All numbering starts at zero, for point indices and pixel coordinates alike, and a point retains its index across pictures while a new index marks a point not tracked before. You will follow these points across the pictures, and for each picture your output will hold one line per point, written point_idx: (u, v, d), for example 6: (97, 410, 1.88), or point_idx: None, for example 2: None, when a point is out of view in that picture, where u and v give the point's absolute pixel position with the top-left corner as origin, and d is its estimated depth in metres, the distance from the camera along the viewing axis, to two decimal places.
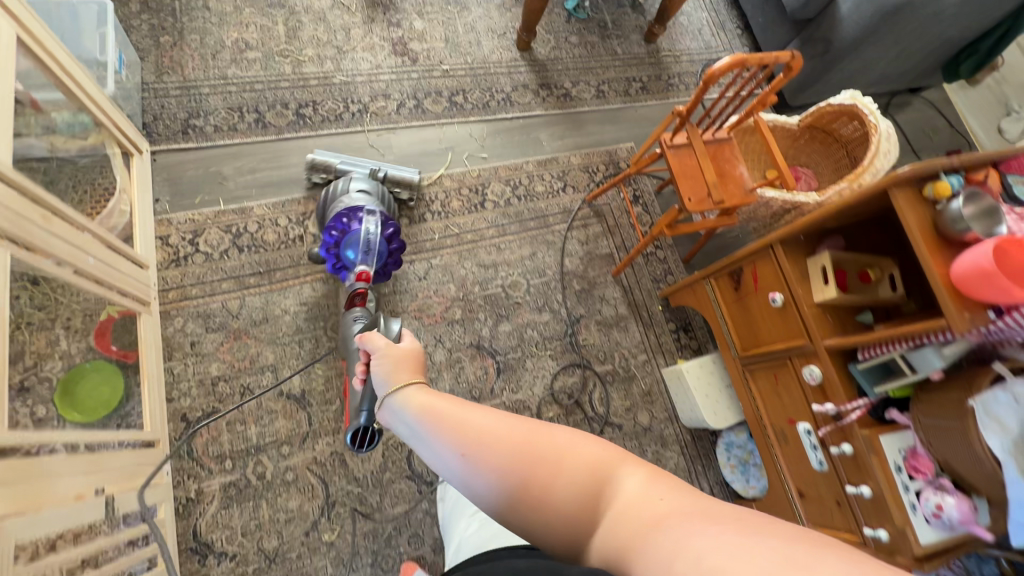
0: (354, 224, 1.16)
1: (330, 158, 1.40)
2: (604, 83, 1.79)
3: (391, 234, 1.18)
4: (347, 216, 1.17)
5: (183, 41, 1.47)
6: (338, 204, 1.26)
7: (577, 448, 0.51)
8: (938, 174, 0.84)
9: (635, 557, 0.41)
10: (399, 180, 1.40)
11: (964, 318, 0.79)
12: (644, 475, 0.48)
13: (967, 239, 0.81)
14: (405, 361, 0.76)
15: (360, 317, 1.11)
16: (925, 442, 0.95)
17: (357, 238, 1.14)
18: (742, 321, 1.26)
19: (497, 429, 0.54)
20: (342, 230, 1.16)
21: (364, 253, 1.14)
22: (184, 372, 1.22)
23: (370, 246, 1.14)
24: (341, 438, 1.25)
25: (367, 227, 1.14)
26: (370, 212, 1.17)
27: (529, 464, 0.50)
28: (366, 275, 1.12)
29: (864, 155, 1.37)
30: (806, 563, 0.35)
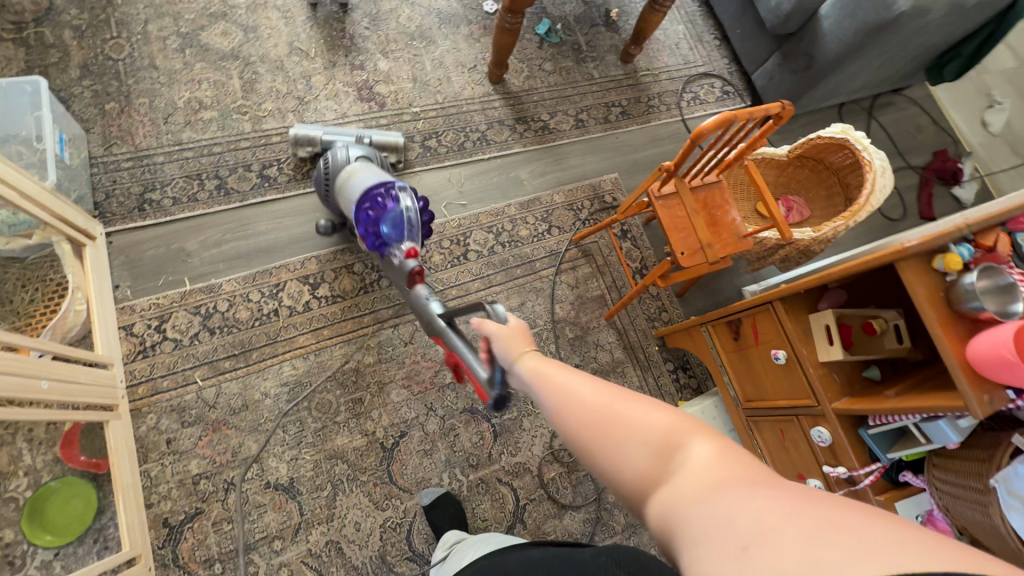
0: (389, 202, 1.10)
1: (313, 131, 1.38)
2: (582, 111, 1.71)
3: (424, 207, 1.14)
4: (380, 194, 1.11)
5: (131, 106, 1.37)
6: (353, 181, 1.17)
7: (649, 412, 0.51)
8: (947, 245, 0.79)
9: (697, 515, 0.43)
10: (384, 144, 1.41)
11: (984, 403, 0.74)
12: (717, 446, 0.47)
13: (981, 317, 0.76)
14: (515, 330, 0.68)
15: (426, 290, 0.99)
16: (942, 507, 0.92)
17: (397, 214, 1.08)
18: (743, 371, 1.22)
19: (578, 391, 0.56)
20: (378, 209, 1.09)
21: (406, 230, 1.08)
22: (162, 474, 1.14)
23: (411, 223, 1.10)
24: (336, 525, 1.19)
25: (405, 204, 1.10)
26: (402, 186, 1.13)
27: (603, 423, 0.52)
28: (416, 251, 1.03)
29: (858, 184, 1.32)
30: (860, 530, 0.37)
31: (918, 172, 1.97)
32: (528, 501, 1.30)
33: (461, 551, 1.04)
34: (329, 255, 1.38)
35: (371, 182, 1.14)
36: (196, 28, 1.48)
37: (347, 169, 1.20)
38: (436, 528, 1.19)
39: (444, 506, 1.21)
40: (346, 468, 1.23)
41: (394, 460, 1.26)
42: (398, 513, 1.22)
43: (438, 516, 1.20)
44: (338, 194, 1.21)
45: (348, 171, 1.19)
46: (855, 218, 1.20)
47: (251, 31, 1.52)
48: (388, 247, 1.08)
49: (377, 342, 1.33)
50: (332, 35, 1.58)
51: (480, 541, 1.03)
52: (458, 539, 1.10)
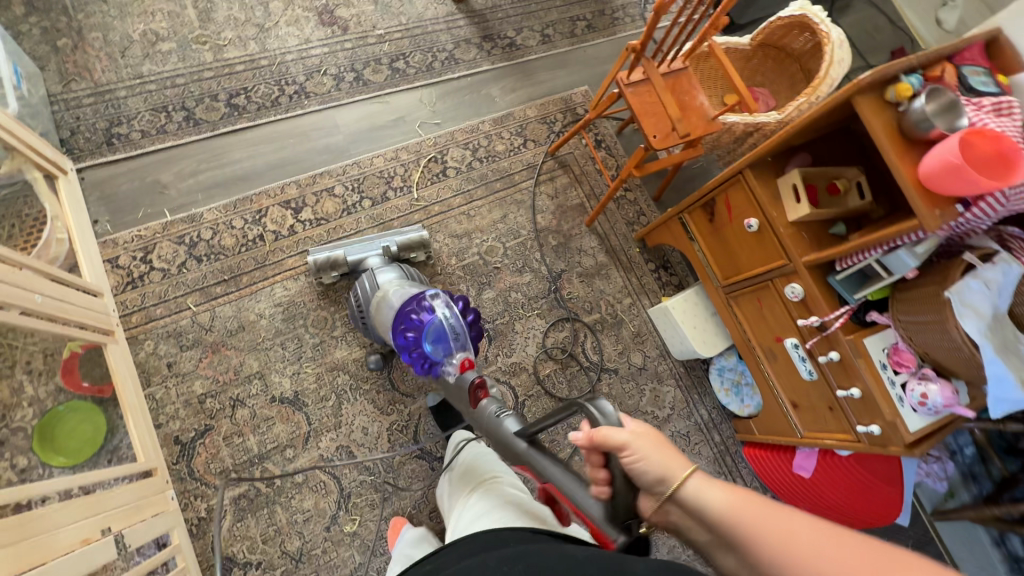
0: (424, 315, 0.99)
1: (332, 251, 1.27)
2: (548, 27, 1.71)
3: (462, 307, 1.05)
4: (411, 310, 1.00)
5: (84, 41, 1.33)
6: (390, 299, 1.11)
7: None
8: (898, 76, 0.84)
9: None
10: (409, 244, 1.33)
11: (936, 216, 0.81)
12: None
13: (932, 138, 0.82)
14: (651, 438, 0.62)
15: (492, 403, 1.00)
16: (906, 338, 1.00)
17: (438, 327, 0.99)
18: (720, 250, 1.28)
19: (829, 546, 0.48)
20: (416, 328, 0.99)
21: (453, 340, 0.99)
22: (167, 396, 1.17)
23: (456, 331, 1.00)
24: (345, 431, 1.23)
25: (441, 311, 1.00)
26: (433, 293, 1.03)
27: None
28: (471, 363, 1.00)
29: (818, 65, 1.37)
30: None
31: None
32: (526, 397, 1.36)
33: (460, 471, 1.04)
34: (308, 178, 1.37)
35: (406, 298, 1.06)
36: None
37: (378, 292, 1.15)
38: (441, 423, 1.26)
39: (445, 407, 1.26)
40: (348, 378, 1.27)
41: (394, 368, 1.30)
42: (402, 417, 1.27)
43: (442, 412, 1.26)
44: (374, 318, 1.15)
45: (383, 292, 1.14)
46: (817, 92, 1.24)
47: None
48: (438, 364, 1.00)
49: None
50: None
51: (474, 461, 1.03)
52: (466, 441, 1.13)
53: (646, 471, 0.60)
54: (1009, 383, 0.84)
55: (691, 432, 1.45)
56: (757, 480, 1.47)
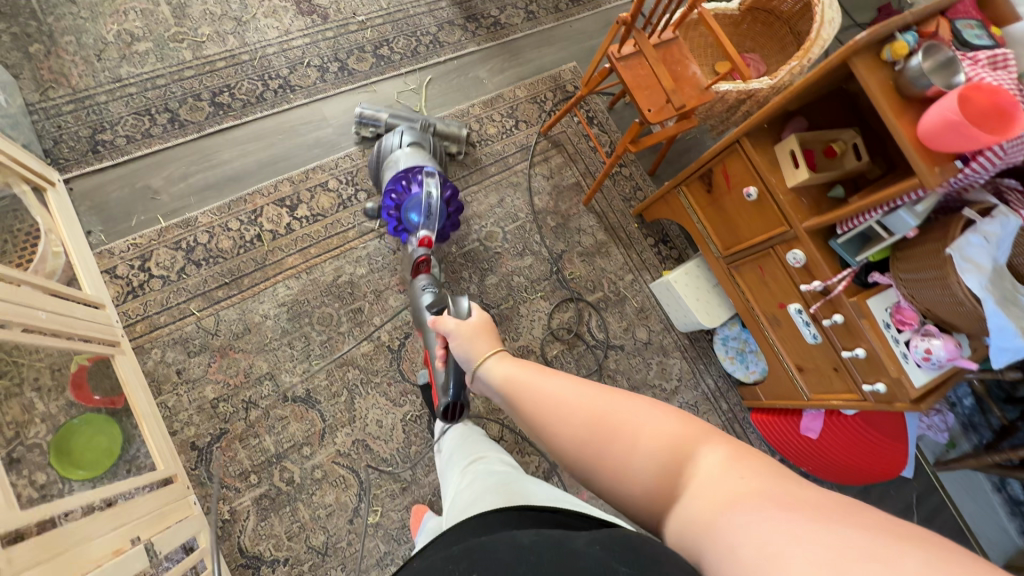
0: (413, 185, 1.19)
1: (378, 112, 1.40)
2: (531, 3, 1.67)
3: (449, 197, 1.20)
4: (405, 180, 1.20)
5: (57, 45, 1.29)
6: (394, 161, 1.25)
7: (652, 424, 0.51)
8: (893, 34, 0.83)
9: (707, 537, 0.42)
10: (446, 134, 1.42)
11: (936, 174, 0.81)
12: (723, 459, 0.46)
13: (929, 96, 0.82)
14: (482, 329, 0.78)
15: (427, 281, 1.12)
16: (908, 296, 1.01)
17: (415, 202, 1.16)
18: (719, 220, 1.28)
19: (577, 396, 0.56)
20: (402, 192, 1.19)
21: (424, 217, 1.15)
22: (180, 403, 1.17)
23: (431, 209, 1.15)
24: (359, 425, 1.24)
25: (428, 189, 1.14)
26: (430, 172, 1.17)
27: (598, 429, 0.53)
28: (428, 241, 1.14)
29: (807, 27, 1.36)
30: (884, 551, 0.33)
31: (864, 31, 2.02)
32: None
33: (449, 460, 1.07)
34: (301, 174, 1.35)
35: (408, 164, 1.23)
36: None
37: (394, 150, 1.27)
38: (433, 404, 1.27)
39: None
40: (358, 373, 1.27)
41: (404, 359, 1.31)
42: (415, 407, 1.28)
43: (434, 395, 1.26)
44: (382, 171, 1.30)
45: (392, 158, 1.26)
46: (809, 55, 1.23)
47: None
48: (409, 230, 1.19)
49: (365, 253, 1.35)
50: None
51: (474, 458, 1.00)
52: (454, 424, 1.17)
53: (461, 351, 0.77)
54: (1010, 333, 0.86)
55: (698, 403, 1.47)
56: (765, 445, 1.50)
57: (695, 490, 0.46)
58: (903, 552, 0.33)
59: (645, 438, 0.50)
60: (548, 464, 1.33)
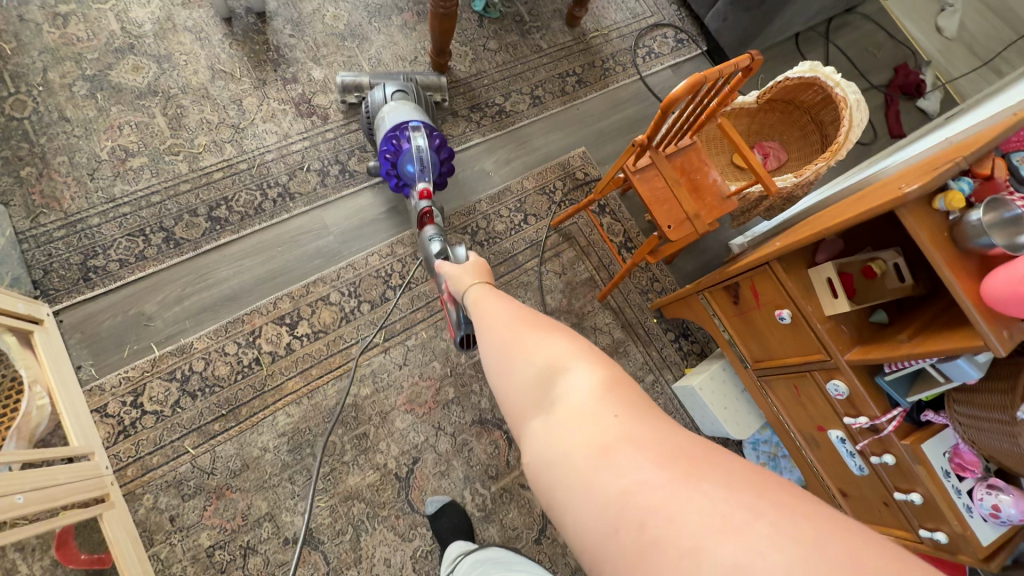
0: (403, 142, 1.15)
1: (359, 76, 1.43)
2: (537, 87, 1.62)
3: (438, 145, 1.18)
4: (395, 134, 1.16)
5: (49, 167, 1.25)
6: (384, 114, 1.22)
7: (546, 343, 0.50)
8: (946, 181, 0.76)
9: (575, 474, 0.41)
10: (428, 85, 1.47)
11: (1004, 338, 0.72)
12: (602, 381, 0.45)
13: (992, 253, 0.73)
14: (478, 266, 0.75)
15: (435, 231, 1.11)
16: (968, 441, 0.91)
17: (409, 158, 1.14)
18: (748, 332, 1.19)
19: (498, 315, 0.59)
20: (394, 151, 1.16)
21: (421, 172, 1.15)
22: (173, 554, 1.09)
23: (424, 161, 1.15)
24: (366, 566, 1.15)
25: (417, 142, 1.14)
26: (417, 126, 1.15)
27: (502, 340, 0.54)
28: (429, 192, 1.13)
29: (831, 120, 1.29)
30: (742, 522, 0.33)
31: (882, 91, 1.95)
32: None
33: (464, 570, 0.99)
34: (300, 289, 1.29)
35: (393, 117, 1.19)
36: (102, 68, 1.34)
37: (382, 106, 1.25)
38: (441, 537, 1.16)
39: (447, 516, 1.18)
40: (364, 507, 1.18)
41: (413, 488, 1.22)
42: (425, 541, 1.19)
43: (442, 528, 1.16)
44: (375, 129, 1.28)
45: (380, 112, 1.24)
46: (836, 158, 1.15)
47: (164, 61, 1.38)
48: (409, 186, 1.18)
49: (370, 371, 1.27)
50: (255, 50, 1.45)
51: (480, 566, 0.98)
52: (462, 551, 1.06)
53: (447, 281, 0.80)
54: None
55: None
56: None
57: (566, 412, 0.44)
58: (760, 521, 0.33)
59: (540, 356, 0.49)
60: None
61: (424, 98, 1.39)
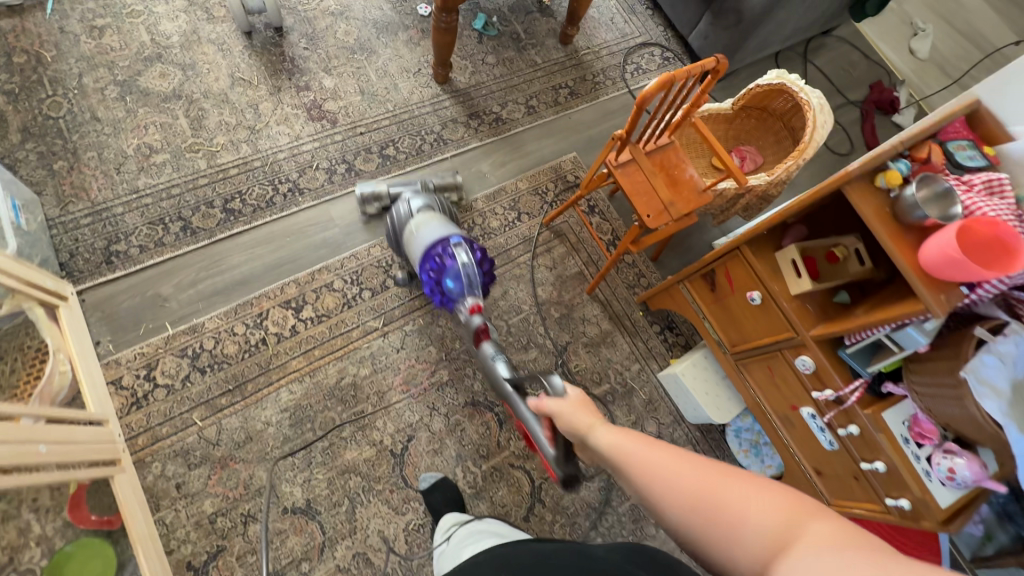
0: (446, 258, 1.13)
1: (377, 186, 1.44)
2: (531, 98, 1.74)
3: (481, 257, 1.17)
4: (437, 251, 1.14)
5: (80, 161, 1.36)
6: (416, 231, 1.18)
7: (754, 497, 0.52)
8: (886, 162, 0.84)
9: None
10: (445, 185, 1.49)
11: (941, 301, 0.79)
12: (836, 530, 0.48)
13: (927, 224, 0.82)
14: (578, 402, 0.75)
15: (492, 347, 1.13)
16: (925, 408, 0.97)
17: (456, 276, 1.12)
18: (725, 318, 1.27)
19: (675, 460, 0.58)
20: (437, 268, 1.13)
21: (468, 290, 1.14)
22: (177, 519, 1.14)
23: (471, 277, 1.14)
24: (361, 537, 1.20)
25: (462, 259, 1.13)
26: (458, 242, 1.15)
27: (700, 493, 0.54)
28: (480, 308, 1.14)
29: (801, 125, 1.39)
30: None
31: (859, 107, 2.07)
32: (543, 480, 1.34)
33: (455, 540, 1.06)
34: (306, 276, 1.38)
35: (430, 233, 1.16)
36: (132, 74, 1.46)
37: (410, 222, 1.21)
38: (435, 510, 1.22)
39: (440, 491, 1.24)
40: (360, 481, 1.24)
41: (407, 464, 1.28)
42: (418, 515, 1.24)
43: (435, 501, 1.22)
44: (404, 247, 1.24)
45: (410, 225, 1.20)
46: (804, 156, 1.25)
47: (189, 69, 1.51)
48: (453, 302, 1.16)
49: (369, 353, 1.35)
50: (272, 60, 1.58)
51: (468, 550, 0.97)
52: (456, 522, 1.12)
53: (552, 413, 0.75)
54: None
55: None
56: None
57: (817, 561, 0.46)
58: None
59: (761, 515, 0.51)
60: None
61: (444, 204, 1.34)
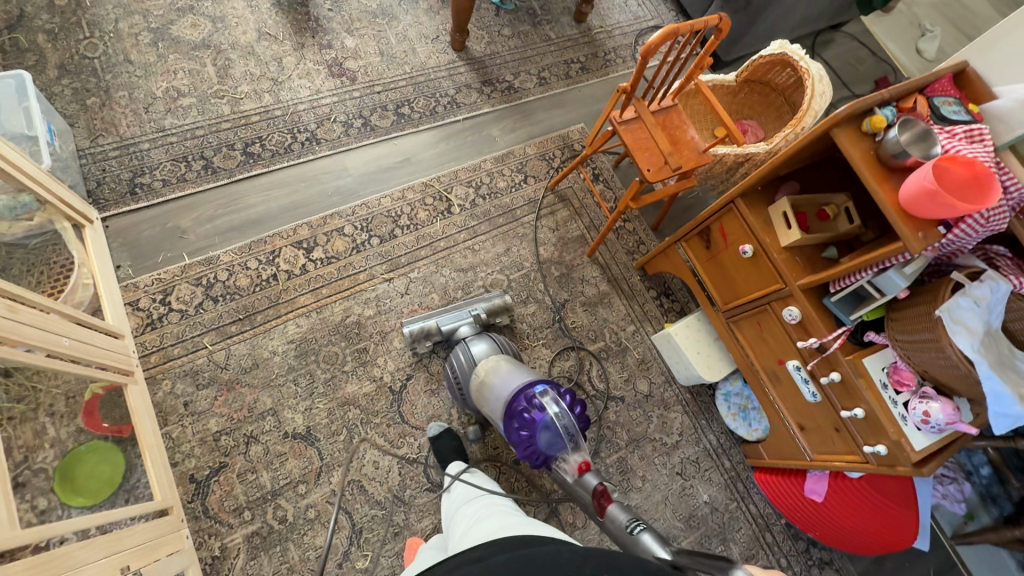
0: (534, 411, 0.99)
1: (426, 321, 1.35)
2: (544, 70, 1.80)
3: (571, 401, 1.02)
4: (523, 406, 1.01)
5: (111, 99, 1.43)
6: (500, 386, 1.11)
7: None
8: (872, 109, 0.90)
9: None
10: (494, 308, 1.40)
11: (919, 238, 0.84)
12: None
13: (909, 166, 0.87)
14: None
15: (621, 510, 0.80)
16: (904, 356, 1.02)
17: (548, 428, 0.97)
18: (719, 276, 1.32)
19: None
20: (527, 425, 0.99)
21: (567, 442, 0.96)
22: (183, 434, 1.20)
23: (568, 428, 0.97)
24: (356, 466, 1.25)
25: (551, 409, 0.98)
26: (544, 390, 1.01)
27: None
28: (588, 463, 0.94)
29: (801, 98, 1.44)
30: None
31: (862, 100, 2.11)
32: None
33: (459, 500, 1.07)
34: (319, 219, 1.44)
35: (513, 388, 1.06)
36: (165, 22, 1.54)
37: (478, 371, 1.19)
38: (442, 456, 1.27)
39: (447, 437, 1.29)
40: (359, 413, 1.29)
41: (404, 401, 1.33)
42: (413, 450, 1.29)
43: (443, 447, 1.27)
44: (480, 402, 1.18)
45: (481, 376, 1.18)
46: (802, 124, 1.30)
47: (219, 21, 1.58)
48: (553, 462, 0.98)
49: (374, 295, 1.40)
50: (298, 19, 1.65)
51: (467, 525, 0.95)
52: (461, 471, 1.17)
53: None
54: (1007, 399, 0.85)
55: (700, 459, 1.45)
56: (770, 507, 1.45)
57: None
58: None
59: None
60: (544, 512, 1.30)
61: (506, 342, 1.32)
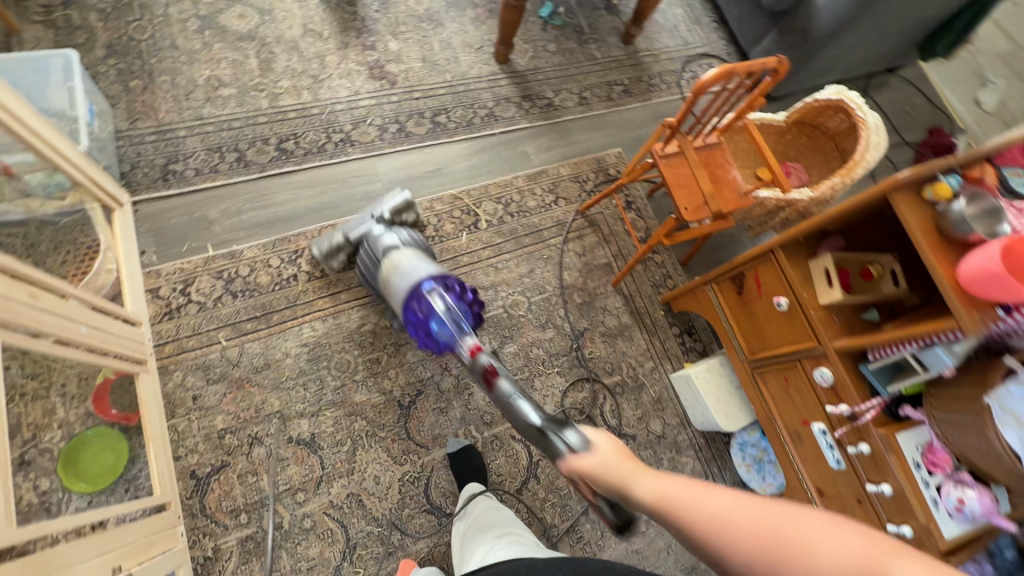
0: (423, 308, 1.02)
1: (331, 237, 1.32)
2: (585, 90, 1.77)
3: (459, 291, 1.04)
4: (412, 304, 1.03)
5: (153, 83, 1.43)
6: (392, 284, 1.10)
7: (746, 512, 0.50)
8: (937, 175, 0.85)
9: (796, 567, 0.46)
10: (398, 209, 1.36)
11: (974, 318, 0.79)
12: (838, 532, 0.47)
13: (971, 240, 0.82)
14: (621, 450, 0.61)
15: (509, 382, 0.85)
16: (942, 436, 0.95)
17: (436, 322, 0.99)
18: (748, 324, 1.27)
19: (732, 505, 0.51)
20: (418, 321, 1.02)
21: (458, 331, 0.99)
22: (189, 429, 1.19)
23: (457, 318, 1.00)
24: (356, 479, 1.23)
25: (438, 305, 1.00)
26: (430, 287, 1.02)
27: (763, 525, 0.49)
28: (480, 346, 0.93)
29: (853, 146, 1.38)
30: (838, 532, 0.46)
31: (913, 148, 2.03)
32: (539, 457, 1.35)
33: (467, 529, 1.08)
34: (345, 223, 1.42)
35: (401, 288, 1.06)
36: (214, 11, 1.54)
37: (376, 271, 1.18)
38: (459, 474, 1.25)
39: (467, 454, 1.27)
40: (365, 424, 1.27)
41: (411, 417, 1.30)
42: (415, 468, 1.27)
43: (464, 462, 1.25)
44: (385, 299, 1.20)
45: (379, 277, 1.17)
46: (851, 174, 1.24)
47: (267, 14, 1.58)
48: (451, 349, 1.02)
49: None
50: (345, 18, 1.64)
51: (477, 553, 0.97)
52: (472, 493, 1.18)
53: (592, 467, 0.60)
54: None
55: None
56: None
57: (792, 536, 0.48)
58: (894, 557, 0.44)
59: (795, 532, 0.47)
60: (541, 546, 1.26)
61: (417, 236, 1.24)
